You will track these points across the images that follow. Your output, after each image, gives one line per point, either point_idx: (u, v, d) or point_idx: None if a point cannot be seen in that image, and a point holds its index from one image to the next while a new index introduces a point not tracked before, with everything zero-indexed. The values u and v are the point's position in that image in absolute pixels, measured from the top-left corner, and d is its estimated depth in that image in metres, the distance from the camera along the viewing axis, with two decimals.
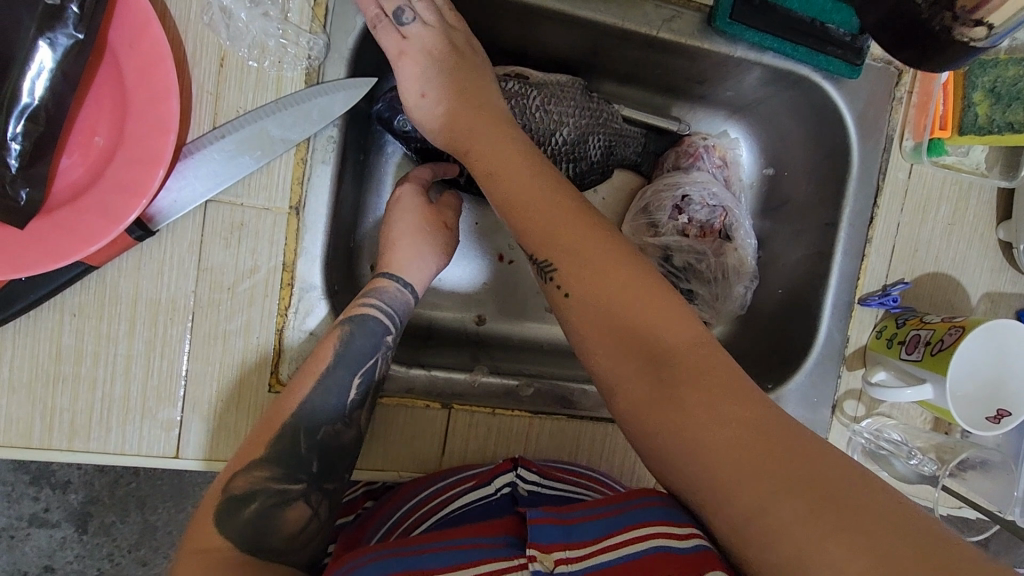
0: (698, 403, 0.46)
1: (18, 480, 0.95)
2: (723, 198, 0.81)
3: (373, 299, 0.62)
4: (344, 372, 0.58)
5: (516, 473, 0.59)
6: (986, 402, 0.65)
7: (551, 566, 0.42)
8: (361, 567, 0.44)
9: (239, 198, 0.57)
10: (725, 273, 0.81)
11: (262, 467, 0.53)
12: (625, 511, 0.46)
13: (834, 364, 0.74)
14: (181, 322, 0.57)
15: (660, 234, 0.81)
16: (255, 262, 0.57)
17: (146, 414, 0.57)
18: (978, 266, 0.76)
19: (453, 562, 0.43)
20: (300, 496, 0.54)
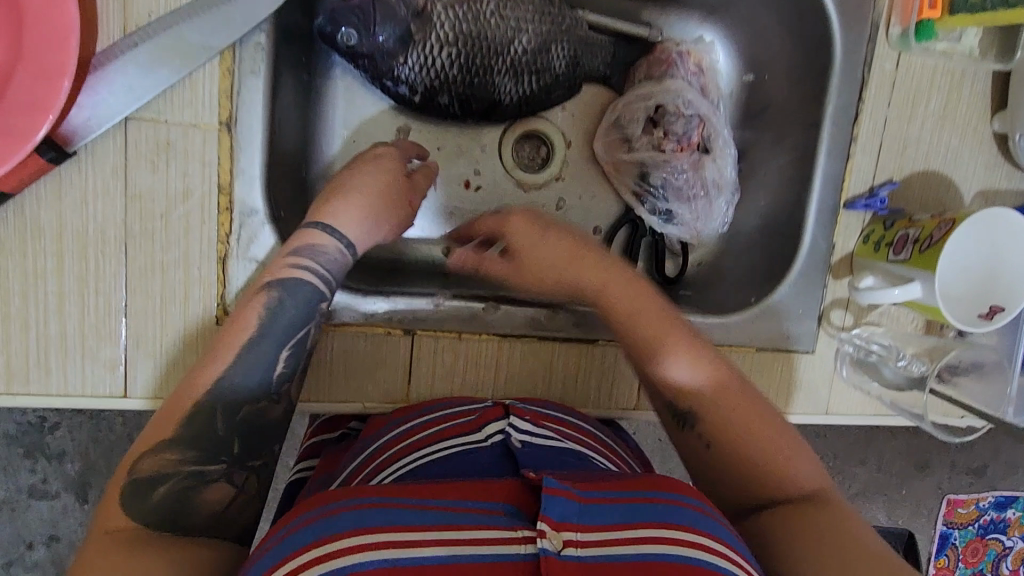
0: (795, 527, 0.49)
1: (12, 454, 0.96)
2: (699, 107, 0.76)
3: (303, 259, 0.55)
4: (271, 345, 0.53)
5: (506, 422, 0.54)
6: (975, 298, 0.62)
7: (559, 545, 0.40)
8: (341, 511, 0.42)
9: (161, 114, 0.52)
10: (705, 186, 0.76)
11: (171, 450, 0.48)
12: (649, 506, 0.44)
13: (819, 273, 0.71)
14: (113, 256, 0.53)
15: (634, 149, 0.77)
16: (187, 186, 0.53)
17: (87, 354, 0.54)
18: (971, 161, 0.71)
19: (442, 522, 0.41)
20: (220, 476, 0.49)
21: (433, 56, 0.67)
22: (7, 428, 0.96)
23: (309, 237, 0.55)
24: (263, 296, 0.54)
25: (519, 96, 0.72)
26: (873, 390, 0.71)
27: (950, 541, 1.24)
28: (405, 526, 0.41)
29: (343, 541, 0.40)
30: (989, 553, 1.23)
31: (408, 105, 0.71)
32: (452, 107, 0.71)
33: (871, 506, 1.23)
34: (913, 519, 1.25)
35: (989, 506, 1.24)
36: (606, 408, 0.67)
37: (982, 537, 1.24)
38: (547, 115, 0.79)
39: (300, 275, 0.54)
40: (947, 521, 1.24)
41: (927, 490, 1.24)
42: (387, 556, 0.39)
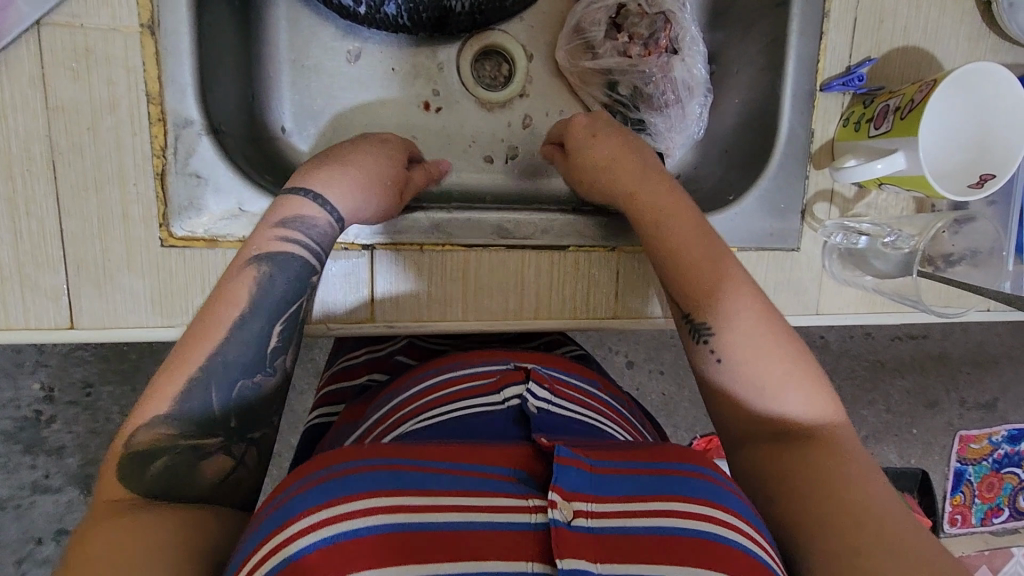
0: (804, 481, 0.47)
1: (12, 451, 0.96)
2: (663, 3, 0.72)
3: (294, 233, 0.52)
4: (261, 321, 0.50)
5: (526, 387, 0.53)
6: (962, 167, 0.59)
7: (570, 516, 0.38)
8: (346, 473, 0.40)
9: (75, 18, 0.49)
10: (675, 90, 0.73)
11: (167, 425, 0.47)
12: (666, 475, 0.42)
13: (799, 164, 0.67)
14: (42, 175, 0.50)
15: (598, 57, 0.73)
16: (113, 94, 0.50)
17: (27, 282, 0.51)
18: (954, 34, 0.67)
19: (453, 489, 0.40)
20: (218, 447, 0.48)
21: None
22: (4, 424, 0.95)
23: (300, 208, 0.52)
24: (254, 267, 0.51)
25: (471, 1, 0.68)
26: (867, 283, 0.67)
27: (964, 477, 1.22)
28: (415, 491, 0.39)
29: (351, 503, 0.38)
30: (1004, 487, 1.22)
31: (354, 19, 0.67)
32: (401, 17, 0.67)
33: (882, 446, 1.21)
34: (926, 458, 1.22)
35: (1002, 440, 1.23)
36: (583, 316, 0.64)
37: (996, 472, 1.23)
38: (504, 27, 0.75)
39: (292, 252, 0.52)
40: (960, 457, 1.22)
41: (937, 428, 1.21)
42: (397, 523, 0.37)
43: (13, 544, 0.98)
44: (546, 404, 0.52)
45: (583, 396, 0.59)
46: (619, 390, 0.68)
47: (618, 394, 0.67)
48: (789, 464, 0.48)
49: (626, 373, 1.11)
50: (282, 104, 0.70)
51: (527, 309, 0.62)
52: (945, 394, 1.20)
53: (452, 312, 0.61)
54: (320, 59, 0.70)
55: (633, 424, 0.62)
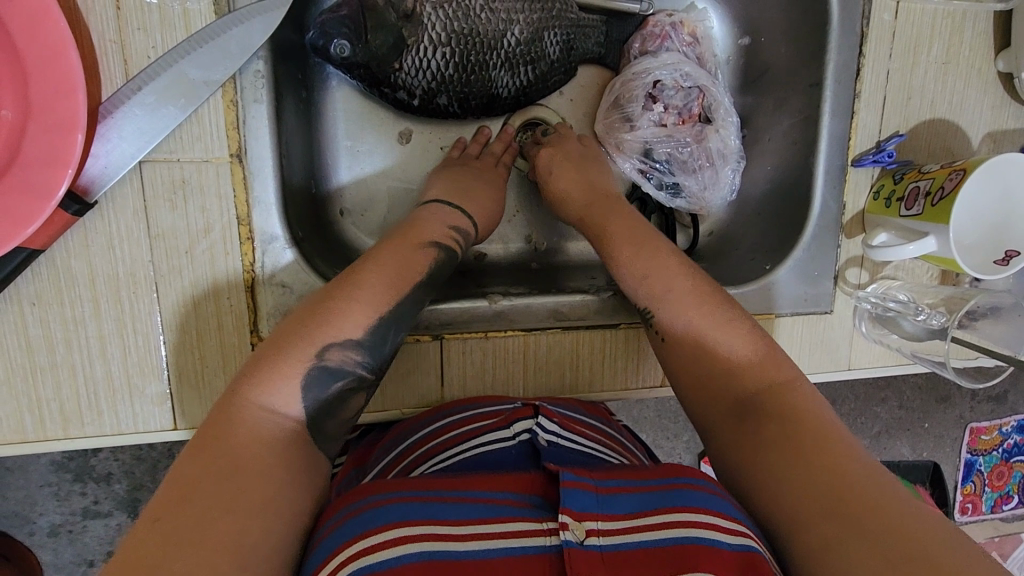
0: (758, 440, 0.48)
1: (62, 480, 0.97)
2: (698, 78, 0.75)
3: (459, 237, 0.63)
4: (426, 294, 0.58)
5: (534, 421, 0.55)
6: (988, 245, 0.63)
7: (582, 536, 0.41)
8: (376, 506, 0.43)
9: (173, 153, 0.53)
10: (710, 158, 0.76)
11: (354, 350, 0.52)
12: (667, 491, 0.45)
13: (831, 233, 0.71)
14: (146, 294, 0.54)
15: (636, 129, 0.76)
16: (207, 220, 0.54)
17: (135, 391, 0.55)
18: (977, 105, 0.70)
19: (476, 516, 0.43)
20: (365, 386, 0.53)
21: (428, 59, 0.67)
22: (54, 456, 0.96)
23: (459, 219, 0.63)
24: (428, 249, 0.59)
25: (517, 87, 0.72)
26: (893, 342, 0.72)
27: (975, 468, 1.26)
28: (442, 521, 0.42)
29: (385, 533, 0.41)
30: (1014, 475, 1.25)
31: (406, 108, 0.71)
32: (451, 106, 0.71)
33: (895, 441, 1.24)
34: (938, 450, 1.26)
35: (1012, 431, 1.25)
36: (632, 386, 0.68)
37: (1006, 461, 1.26)
38: (545, 101, 0.78)
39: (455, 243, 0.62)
40: (971, 448, 1.26)
41: (948, 421, 1.24)
42: (430, 548, 0.40)
43: (68, 567, 1.01)
44: (555, 438, 0.55)
45: (595, 432, 0.61)
46: (621, 426, 0.70)
47: (621, 430, 0.68)
48: (746, 429, 0.50)
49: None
50: (341, 187, 0.73)
51: (582, 382, 0.67)
52: (957, 390, 1.23)
53: (514, 389, 0.66)
54: (375, 144, 0.74)
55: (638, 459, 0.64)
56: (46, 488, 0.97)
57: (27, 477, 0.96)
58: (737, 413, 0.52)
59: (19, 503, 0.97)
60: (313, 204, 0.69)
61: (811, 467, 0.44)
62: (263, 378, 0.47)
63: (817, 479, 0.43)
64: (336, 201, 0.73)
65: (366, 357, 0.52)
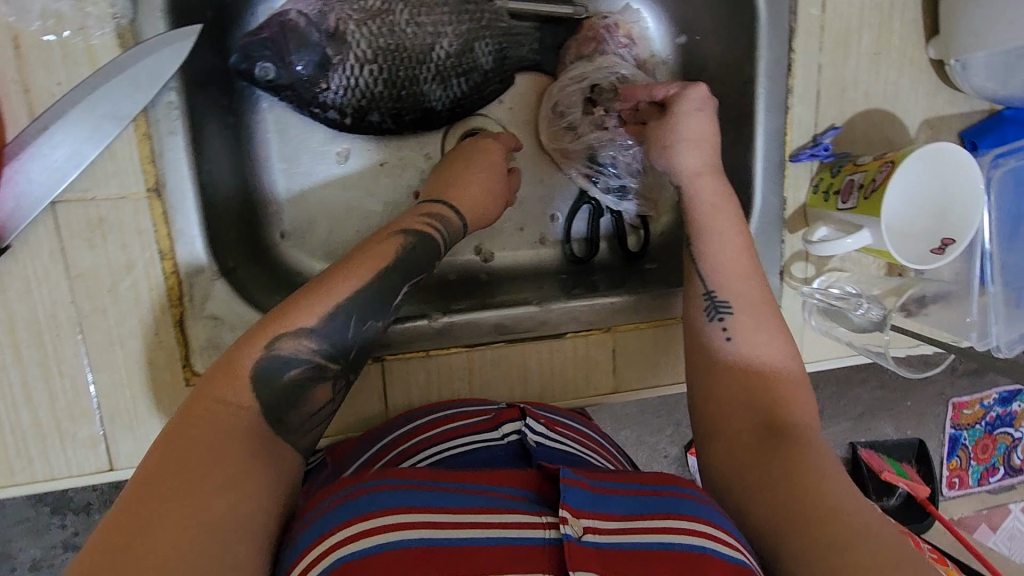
0: (774, 458, 0.49)
1: (39, 513, 0.96)
2: (637, 82, 0.74)
3: (437, 223, 0.60)
4: (399, 278, 0.56)
5: (523, 422, 0.56)
6: (925, 234, 0.63)
7: (580, 531, 0.41)
8: (375, 490, 0.43)
9: (87, 192, 0.52)
10: None
11: (308, 337, 0.50)
12: (664, 497, 0.45)
13: (775, 230, 0.70)
14: (70, 336, 0.53)
15: (580, 134, 0.75)
16: (128, 256, 0.53)
17: (67, 436, 0.54)
18: (912, 93, 0.70)
19: (475, 505, 0.43)
20: (331, 378, 0.52)
21: (356, 76, 0.66)
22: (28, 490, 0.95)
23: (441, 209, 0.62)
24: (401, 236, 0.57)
25: (451, 99, 0.71)
26: (841, 335, 0.72)
27: (960, 442, 1.25)
28: (439, 509, 0.42)
29: (386, 519, 0.40)
30: (999, 447, 1.26)
31: (339, 127, 0.70)
32: (385, 122, 0.70)
33: (878, 421, 1.22)
34: (921, 427, 1.24)
35: (993, 404, 1.24)
36: (584, 395, 0.68)
37: (990, 433, 1.26)
38: (486, 111, 0.76)
39: (437, 232, 0.60)
40: (954, 423, 1.24)
41: (929, 398, 1.23)
42: (428, 536, 0.40)
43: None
44: (543, 438, 0.55)
45: (574, 434, 0.60)
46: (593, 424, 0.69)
47: (603, 433, 0.67)
48: (765, 445, 0.51)
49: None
50: (281, 210, 0.72)
51: (532, 394, 0.67)
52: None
53: None
54: (313, 165, 0.73)
55: (613, 456, 0.63)
56: (21, 524, 0.96)
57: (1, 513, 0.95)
58: (748, 430, 0.53)
59: None
60: (248, 228, 0.68)
61: (814, 497, 0.45)
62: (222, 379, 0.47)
63: (812, 508, 0.44)
64: (275, 224, 0.72)
65: (327, 347, 0.51)
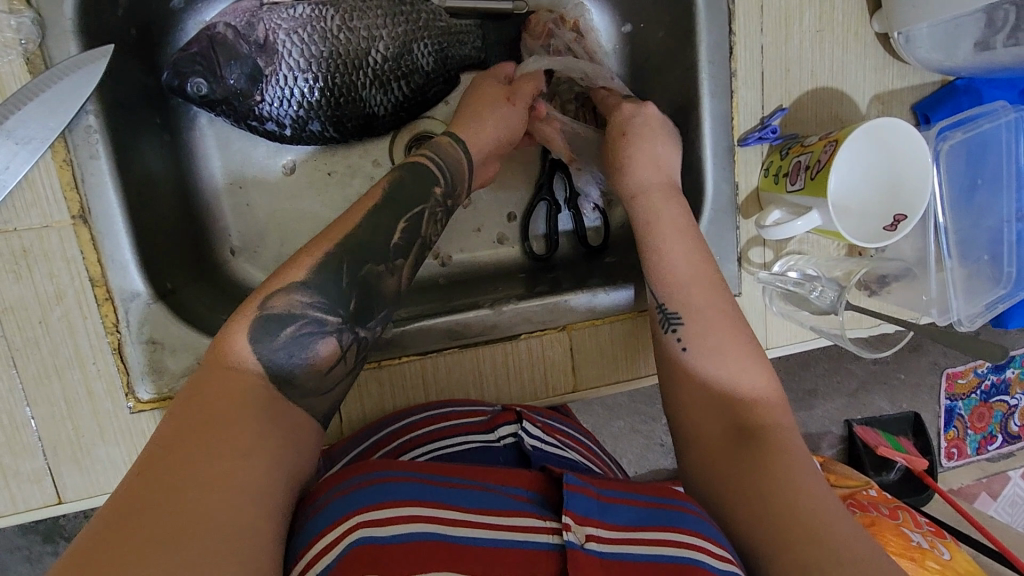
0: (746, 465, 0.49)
1: (31, 542, 0.96)
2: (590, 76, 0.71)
3: (427, 152, 0.61)
4: (389, 215, 0.56)
5: (519, 425, 0.57)
6: (879, 210, 0.62)
7: (583, 539, 0.41)
8: (394, 482, 0.44)
9: (8, 223, 0.51)
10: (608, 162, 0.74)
11: (301, 292, 0.49)
12: (666, 507, 0.46)
13: (729, 215, 0.69)
14: (4, 371, 0.52)
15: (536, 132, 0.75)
16: (58, 285, 0.52)
17: (11, 471, 0.54)
18: (859, 68, 0.69)
19: (486, 506, 0.44)
20: (336, 331, 0.50)
21: (291, 87, 0.65)
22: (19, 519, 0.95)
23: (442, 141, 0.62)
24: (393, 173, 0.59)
25: (393, 103, 0.70)
26: (804, 318, 0.70)
27: (955, 413, 1.24)
28: (453, 507, 0.43)
29: (400, 510, 0.41)
30: (995, 415, 1.24)
31: (280, 139, 0.69)
32: (327, 131, 0.69)
33: (873, 396, 1.21)
34: (916, 400, 1.23)
35: (988, 372, 1.23)
36: (543, 396, 0.67)
37: (985, 402, 1.24)
38: (431, 112, 0.75)
39: (430, 161, 0.60)
40: (949, 394, 1.23)
41: (922, 368, 1.21)
42: (439, 530, 0.41)
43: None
44: (539, 441, 0.56)
45: (570, 441, 0.61)
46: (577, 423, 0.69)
47: (585, 432, 0.68)
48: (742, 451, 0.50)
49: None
50: (229, 226, 0.71)
51: (490, 398, 0.66)
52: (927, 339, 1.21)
53: None
54: (258, 180, 0.72)
55: (602, 459, 0.64)
56: (16, 552, 0.95)
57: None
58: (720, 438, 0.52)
59: None
60: (194, 247, 0.67)
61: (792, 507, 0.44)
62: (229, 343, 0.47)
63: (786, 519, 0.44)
64: (224, 241, 0.71)
65: (322, 301, 0.50)
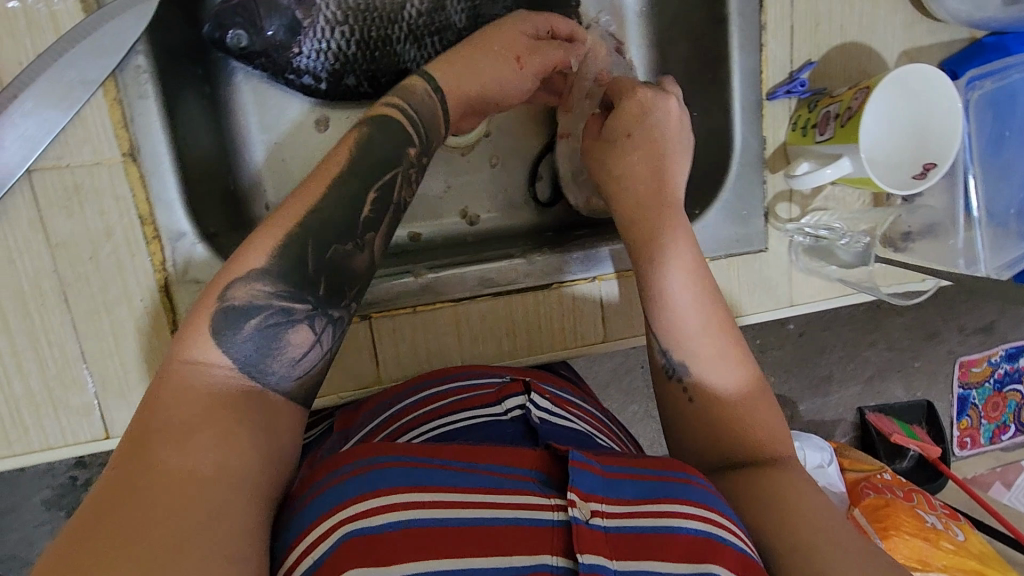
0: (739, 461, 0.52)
1: (56, 516, 0.99)
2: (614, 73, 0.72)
3: (396, 102, 0.58)
4: (357, 185, 0.53)
5: (525, 397, 0.55)
6: (908, 161, 0.62)
7: (588, 515, 0.41)
8: (387, 467, 0.43)
9: (61, 159, 0.52)
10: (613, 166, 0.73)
11: (262, 279, 0.47)
12: (671, 482, 0.45)
13: (756, 171, 0.70)
14: (56, 306, 0.54)
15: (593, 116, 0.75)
16: (107, 223, 0.54)
17: (59, 405, 0.55)
18: (888, 24, 0.70)
19: (486, 486, 0.43)
20: (305, 318, 0.48)
21: (328, 39, 0.67)
22: (45, 494, 0.98)
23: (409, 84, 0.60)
24: (359, 129, 0.56)
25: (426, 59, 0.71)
26: (831, 273, 0.72)
27: (969, 402, 1.24)
28: (452, 488, 0.42)
29: (393, 496, 0.40)
30: (1009, 405, 1.24)
31: (316, 95, 0.70)
32: (362, 86, 0.70)
33: (888, 383, 1.20)
34: (931, 388, 1.23)
35: (1001, 360, 1.22)
36: (572, 345, 0.68)
37: (999, 391, 1.25)
38: None
39: (403, 118, 0.57)
40: (963, 382, 1.23)
41: (939, 356, 1.21)
42: (436, 515, 0.40)
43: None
44: (546, 415, 0.55)
45: (579, 411, 0.61)
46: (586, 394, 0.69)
47: (595, 402, 0.68)
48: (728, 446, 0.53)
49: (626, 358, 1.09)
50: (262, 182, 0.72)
51: (520, 349, 0.67)
52: (944, 324, 1.19)
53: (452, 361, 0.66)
54: (291, 136, 0.73)
55: (612, 431, 0.64)
56: (43, 526, 0.99)
57: (21, 518, 0.99)
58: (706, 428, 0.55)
59: (18, 545, 1.00)
60: (232, 200, 0.69)
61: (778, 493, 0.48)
62: (192, 340, 0.45)
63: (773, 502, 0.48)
64: (258, 196, 0.72)
65: (289, 287, 0.47)
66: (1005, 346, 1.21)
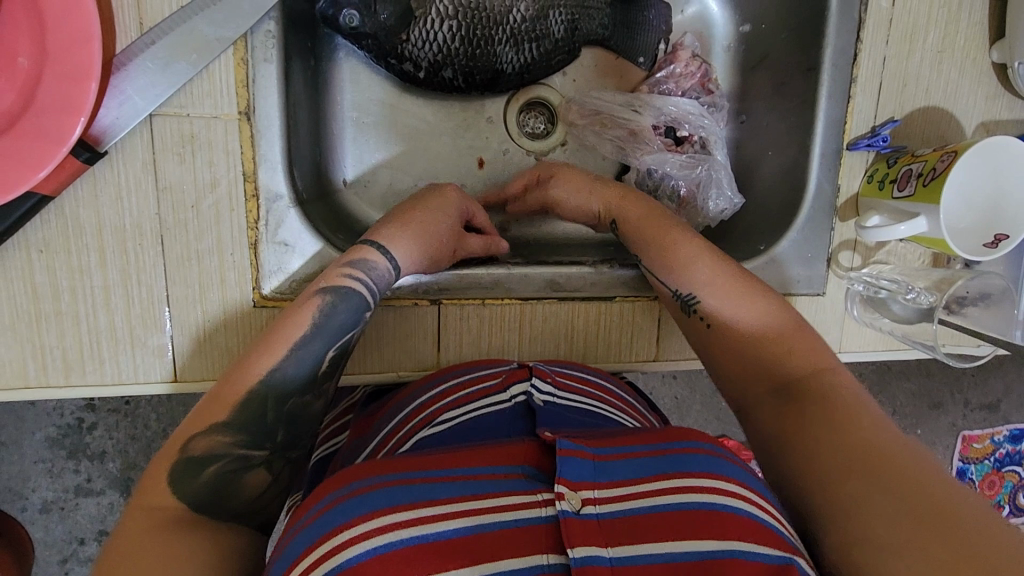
0: (813, 419, 0.49)
1: (56, 456, 1.00)
2: (674, 109, 0.77)
3: (357, 273, 0.56)
4: (319, 346, 0.54)
5: (529, 383, 0.56)
6: (980, 229, 0.64)
7: (578, 506, 0.41)
8: (371, 490, 0.43)
9: (183, 108, 0.54)
10: (686, 190, 0.77)
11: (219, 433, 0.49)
12: (666, 458, 0.46)
13: (826, 217, 0.72)
14: (151, 247, 0.55)
15: (649, 148, 0.77)
16: (214, 174, 0.56)
17: (136, 343, 0.57)
18: (972, 94, 0.72)
19: (470, 492, 0.43)
20: (263, 463, 0.51)
21: (435, 31, 0.69)
22: (49, 431, 0.99)
23: (366, 254, 0.57)
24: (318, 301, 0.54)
25: (521, 63, 0.73)
26: (885, 326, 0.72)
27: (966, 476, 1.23)
28: (439, 499, 0.42)
29: (377, 519, 0.40)
30: (1006, 485, 1.22)
31: (412, 81, 0.73)
32: (456, 80, 0.72)
33: None
34: None
35: (1004, 440, 1.22)
36: (626, 359, 0.69)
37: (998, 470, 1.22)
38: (548, 80, 0.79)
39: (354, 290, 0.55)
40: (963, 456, 1.23)
41: (941, 428, 1.21)
42: (424, 528, 0.40)
43: (58, 545, 1.02)
44: (549, 397, 0.56)
45: (589, 388, 0.62)
46: (622, 382, 0.71)
47: (625, 386, 0.70)
48: (778, 411, 0.52)
49: (641, 381, 1.10)
50: (344, 156, 0.74)
51: (576, 354, 0.69)
52: (950, 396, 1.20)
53: (510, 356, 0.67)
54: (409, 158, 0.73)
55: (646, 418, 0.66)
56: (40, 464, 1.00)
57: (21, 452, 0.99)
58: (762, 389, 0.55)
59: (13, 479, 1.00)
60: (316, 172, 0.70)
61: (854, 440, 0.46)
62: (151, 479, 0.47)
63: (853, 452, 0.45)
64: (339, 170, 0.73)
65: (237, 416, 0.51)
66: (1008, 427, 1.21)
